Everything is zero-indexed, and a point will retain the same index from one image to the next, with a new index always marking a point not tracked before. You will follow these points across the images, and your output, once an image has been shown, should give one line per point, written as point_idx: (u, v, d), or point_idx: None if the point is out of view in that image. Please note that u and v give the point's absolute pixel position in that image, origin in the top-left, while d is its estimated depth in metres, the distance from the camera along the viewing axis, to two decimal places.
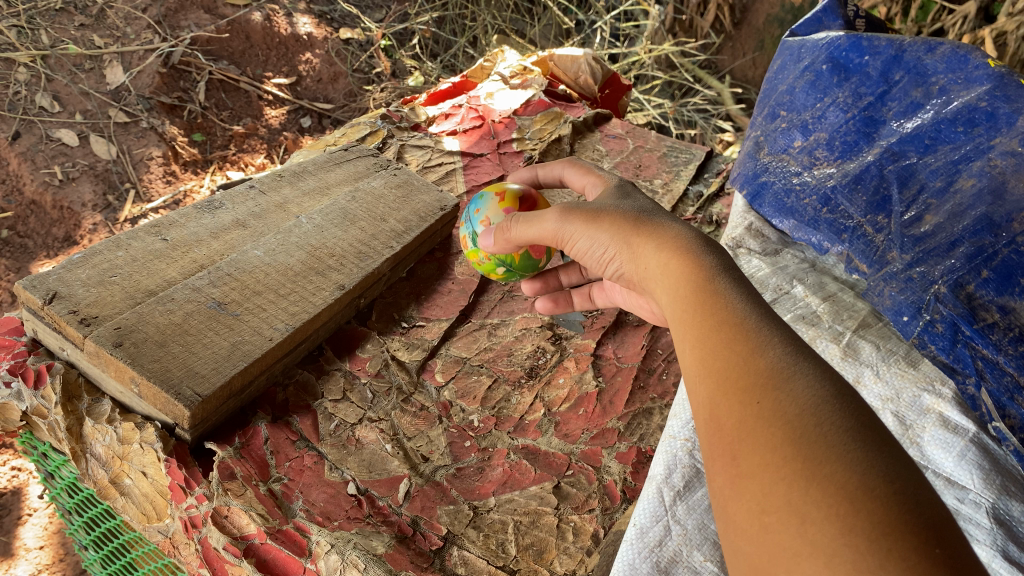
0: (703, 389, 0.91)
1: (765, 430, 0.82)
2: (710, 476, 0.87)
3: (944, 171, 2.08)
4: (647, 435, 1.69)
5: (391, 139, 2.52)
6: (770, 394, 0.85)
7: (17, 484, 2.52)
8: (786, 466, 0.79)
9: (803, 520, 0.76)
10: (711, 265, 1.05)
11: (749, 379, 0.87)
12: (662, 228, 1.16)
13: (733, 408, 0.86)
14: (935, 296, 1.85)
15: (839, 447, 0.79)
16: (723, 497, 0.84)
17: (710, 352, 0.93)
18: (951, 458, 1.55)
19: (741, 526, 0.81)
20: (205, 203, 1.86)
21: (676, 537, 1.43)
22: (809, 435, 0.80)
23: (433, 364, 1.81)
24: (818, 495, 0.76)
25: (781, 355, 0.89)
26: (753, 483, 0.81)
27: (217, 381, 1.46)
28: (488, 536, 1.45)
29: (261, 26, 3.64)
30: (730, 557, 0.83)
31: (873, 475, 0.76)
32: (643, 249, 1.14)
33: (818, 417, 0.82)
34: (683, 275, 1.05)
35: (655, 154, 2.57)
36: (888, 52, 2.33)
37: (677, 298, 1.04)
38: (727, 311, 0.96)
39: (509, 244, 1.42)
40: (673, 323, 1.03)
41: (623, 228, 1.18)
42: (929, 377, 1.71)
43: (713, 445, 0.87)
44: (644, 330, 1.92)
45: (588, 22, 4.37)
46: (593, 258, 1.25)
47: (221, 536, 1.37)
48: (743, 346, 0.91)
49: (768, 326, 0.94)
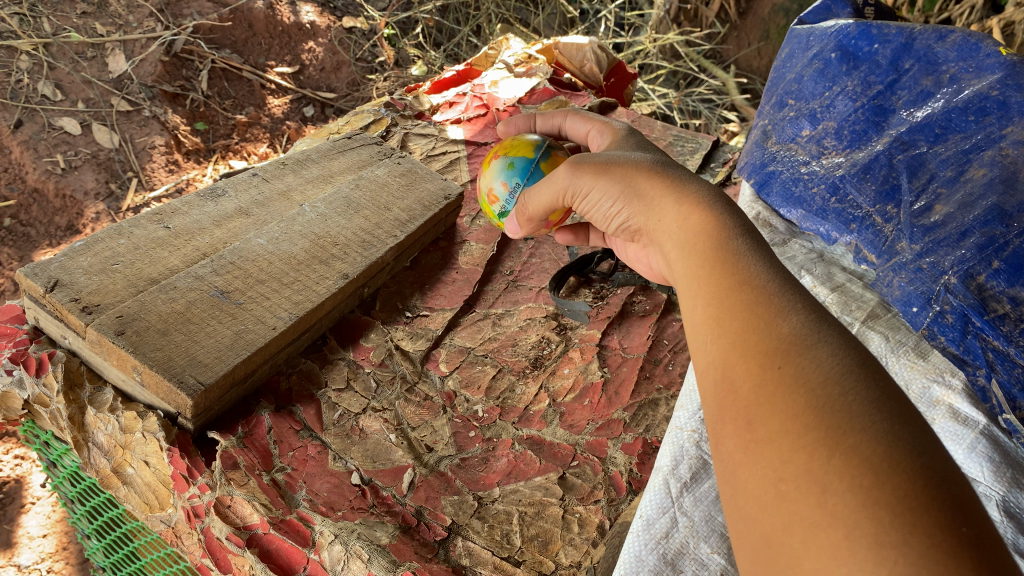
0: (719, 350, 0.90)
1: (785, 397, 0.81)
2: (720, 439, 0.85)
3: (954, 161, 2.05)
4: (653, 426, 1.67)
5: (395, 127, 2.50)
6: (792, 360, 0.84)
7: (19, 473, 2.52)
8: (808, 434, 0.77)
9: (823, 490, 0.74)
10: (731, 225, 1.04)
11: (770, 344, 0.86)
12: (678, 182, 1.14)
13: (752, 371, 0.85)
14: (945, 287, 1.83)
15: (863, 418, 0.77)
16: (733, 462, 0.83)
17: (727, 314, 0.91)
18: (961, 450, 1.53)
19: (755, 494, 0.79)
20: (207, 191, 1.84)
21: (683, 529, 1.41)
22: (833, 403, 0.79)
23: (437, 354, 1.79)
24: (840, 465, 0.74)
25: (803, 323, 0.88)
26: (769, 449, 0.79)
27: (220, 370, 1.45)
28: (493, 527, 1.44)
29: (264, 15, 3.59)
30: (735, 524, 0.82)
31: (898, 448, 0.75)
32: (657, 202, 1.13)
33: (842, 387, 0.80)
34: (701, 231, 1.04)
35: (661, 142, 2.54)
36: (898, 40, 2.30)
37: (692, 254, 1.03)
38: (748, 273, 0.95)
39: (530, 223, 1.46)
40: (686, 280, 1.02)
41: (636, 181, 1.17)
42: (939, 368, 1.69)
43: (725, 408, 0.86)
44: (650, 321, 1.91)
45: (592, 11, 4.34)
46: (601, 211, 1.24)
47: (225, 526, 1.36)
48: (764, 310, 0.90)
49: (790, 294, 0.93)
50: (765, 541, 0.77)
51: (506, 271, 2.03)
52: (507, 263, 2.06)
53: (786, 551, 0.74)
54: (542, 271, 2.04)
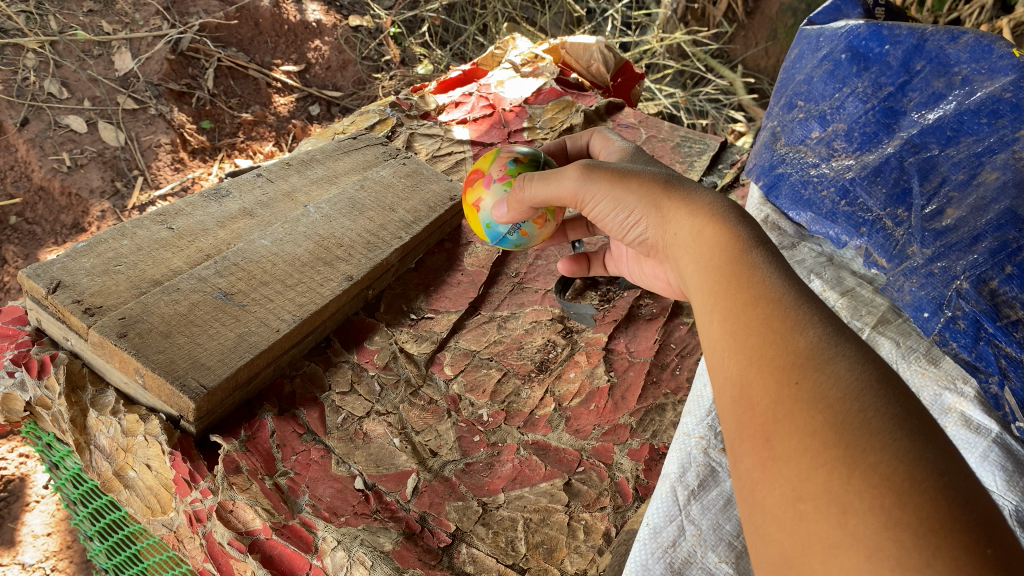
0: (736, 366, 0.89)
1: (803, 414, 0.80)
2: (739, 456, 0.85)
3: (967, 164, 2.02)
4: (660, 431, 1.65)
5: (401, 127, 2.48)
6: (810, 375, 0.82)
7: (23, 472, 2.52)
8: (828, 453, 0.76)
9: (843, 510, 0.73)
10: (746, 237, 1.02)
11: (787, 359, 0.85)
12: (692, 194, 1.12)
13: (768, 388, 0.84)
14: (957, 292, 1.81)
15: (883, 435, 0.76)
16: (752, 480, 0.82)
17: (743, 329, 0.90)
18: (974, 459, 1.51)
19: (773, 512, 0.79)
20: (211, 191, 1.83)
21: (690, 538, 1.39)
22: (852, 420, 0.78)
23: (442, 357, 1.78)
24: (861, 485, 0.74)
25: (822, 336, 0.86)
26: (788, 468, 0.79)
27: (223, 372, 1.44)
28: (498, 534, 1.42)
29: (271, 13, 3.59)
30: (756, 541, 0.81)
31: (921, 467, 0.73)
32: (674, 214, 1.11)
33: (861, 403, 0.79)
34: (717, 244, 1.02)
35: (668, 144, 2.53)
36: (909, 42, 2.26)
37: (708, 268, 1.01)
38: (763, 286, 0.93)
39: (523, 206, 1.42)
40: (701, 294, 1.00)
41: (652, 191, 1.15)
42: (951, 375, 1.66)
43: (743, 425, 0.85)
44: (657, 324, 1.89)
45: (599, 10, 4.32)
46: (615, 222, 1.21)
47: (226, 531, 1.35)
48: (780, 324, 0.88)
49: (805, 306, 0.91)
50: (784, 560, 0.77)
51: (511, 273, 2.01)
52: (512, 265, 2.04)
53: (805, 570, 0.74)
54: (548, 273, 2.01)
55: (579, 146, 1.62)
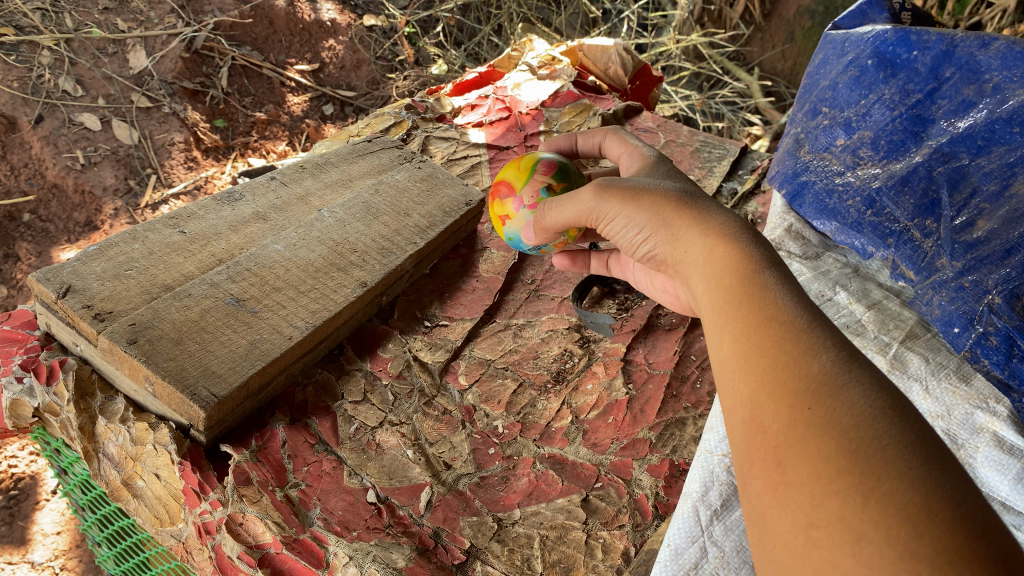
0: (747, 390, 0.84)
1: (816, 440, 0.76)
2: (749, 480, 0.81)
3: (998, 174, 1.93)
4: (680, 446, 1.61)
5: (416, 130, 2.44)
6: (823, 401, 0.78)
7: (34, 470, 2.50)
8: (840, 480, 0.72)
9: (858, 540, 0.69)
10: (758, 257, 0.97)
11: (799, 383, 0.80)
12: (706, 212, 1.07)
13: (780, 411, 0.79)
14: (989, 307, 1.75)
15: (899, 464, 0.72)
16: (763, 505, 0.78)
17: (756, 351, 0.85)
18: (1007, 482, 1.47)
19: (784, 538, 0.75)
20: (225, 195, 1.80)
21: (712, 560, 1.35)
22: (866, 448, 0.73)
23: (456, 366, 1.74)
24: (876, 514, 0.69)
25: (835, 360, 0.82)
26: (801, 495, 0.74)
27: (234, 381, 1.40)
28: (513, 551, 1.38)
29: (285, 12, 3.56)
30: (765, 565, 0.78)
31: (939, 496, 0.69)
32: (685, 234, 1.05)
33: (876, 430, 0.75)
34: (729, 264, 0.97)
35: (688, 149, 2.47)
36: (939, 48, 2.11)
37: (718, 288, 0.96)
38: (775, 306, 0.89)
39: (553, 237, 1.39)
40: (711, 314, 0.95)
41: (664, 209, 1.09)
42: (982, 395, 1.63)
43: (754, 449, 0.81)
44: (677, 335, 1.84)
45: (615, 11, 4.27)
46: (627, 240, 1.16)
47: (236, 545, 1.32)
48: (793, 347, 0.84)
49: (819, 327, 0.86)
50: None
51: (527, 280, 1.97)
52: (529, 272, 2.00)
53: None
54: (565, 280, 1.97)
55: (591, 144, 1.56)
